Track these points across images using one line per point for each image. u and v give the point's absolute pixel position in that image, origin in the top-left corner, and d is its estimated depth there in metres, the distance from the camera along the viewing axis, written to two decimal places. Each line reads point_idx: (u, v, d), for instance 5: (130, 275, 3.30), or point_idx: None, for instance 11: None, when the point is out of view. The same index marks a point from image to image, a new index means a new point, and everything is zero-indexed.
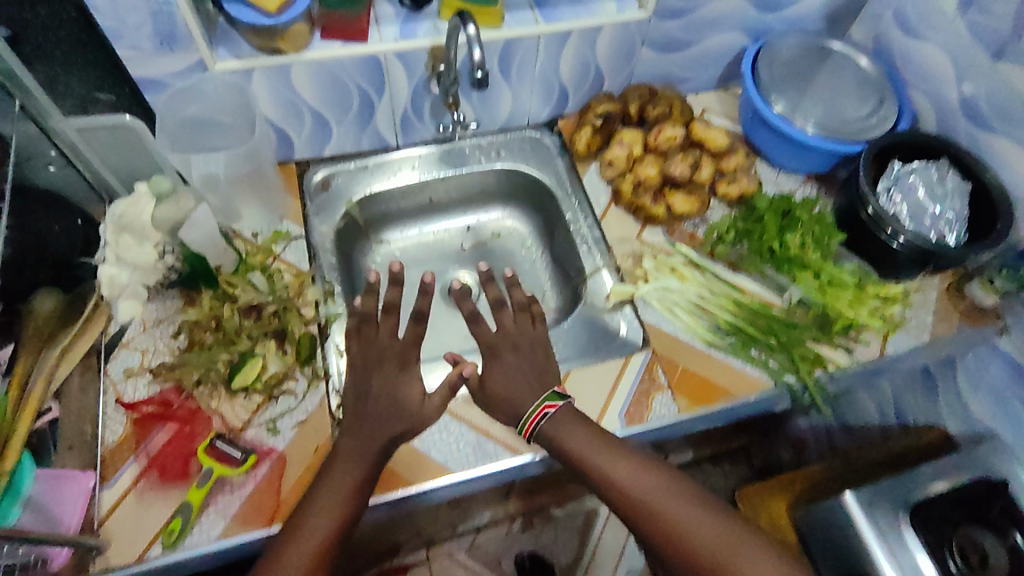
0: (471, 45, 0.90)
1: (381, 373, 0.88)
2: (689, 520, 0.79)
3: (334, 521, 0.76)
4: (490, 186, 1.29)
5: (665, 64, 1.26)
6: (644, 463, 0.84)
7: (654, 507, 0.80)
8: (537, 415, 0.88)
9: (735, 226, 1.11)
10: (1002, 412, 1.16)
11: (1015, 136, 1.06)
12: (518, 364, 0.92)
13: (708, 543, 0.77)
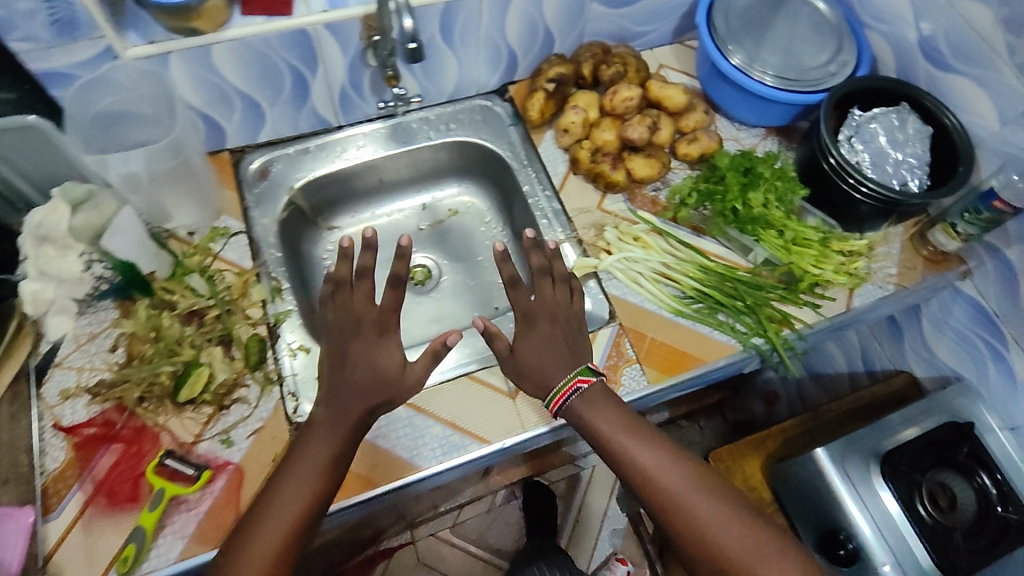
0: (402, 15, 0.83)
1: (358, 341, 0.82)
2: (714, 521, 0.78)
3: (302, 501, 0.75)
4: (443, 163, 1.23)
5: (617, 20, 1.20)
6: (673, 456, 0.83)
7: (679, 502, 0.79)
8: (567, 390, 0.86)
9: (698, 188, 1.06)
10: (965, 355, 1.18)
11: (973, 76, 1.03)
12: (545, 335, 0.89)
13: (730, 545, 0.77)
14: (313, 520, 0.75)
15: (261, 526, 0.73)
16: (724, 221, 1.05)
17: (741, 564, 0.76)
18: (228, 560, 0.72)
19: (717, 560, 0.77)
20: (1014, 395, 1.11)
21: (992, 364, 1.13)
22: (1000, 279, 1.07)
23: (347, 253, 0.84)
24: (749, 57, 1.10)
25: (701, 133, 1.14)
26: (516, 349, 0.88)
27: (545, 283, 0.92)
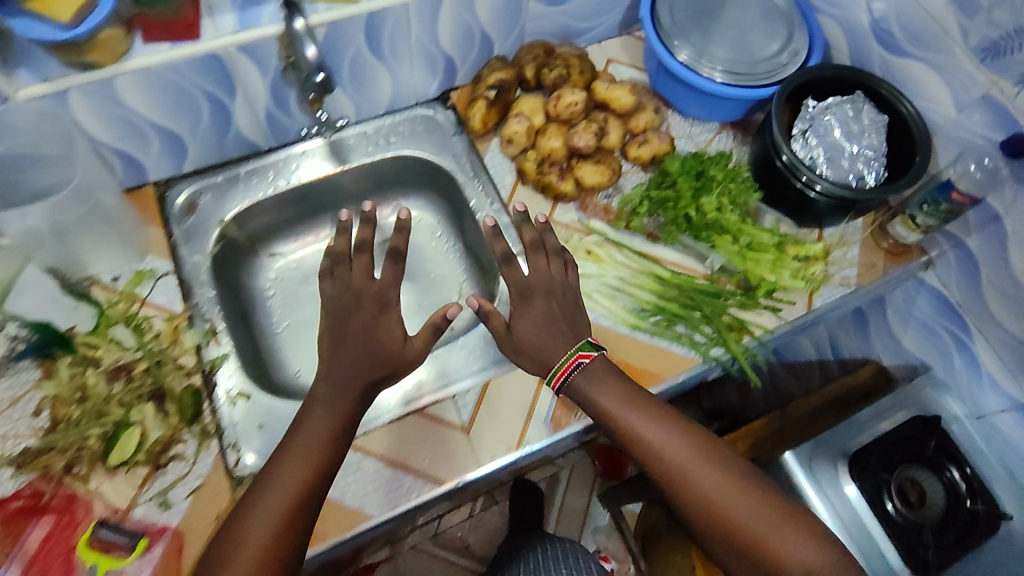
0: (304, 44, 0.81)
1: (358, 316, 0.85)
2: (720, 490, 0.79)
3: (300, 479, 0.74)
4: (385, 179, 1.16)
5: (558, 16, 1.14)
6: (679, 428, 0.83)
7: (687, 473, 0.80)
8: (568, 366, 0.87)
9: (650, 196, 1.01)
10: (929, 343, 1.18)
11: (926, 60, 0.98)
12: (539, 310, 0.89)
13: (737, 513, 0.78)
14: (312, 502, 0.74)
15: (260, 506, 0.72)
16: (677, 229, 1.01)
17: (748, 530, 0.77)
18: (226, 546, 0.70)
19: (725, 528, 0.78)
20: (978, 382, 1.12)
21: (956, 351, 1.14)
22: (962, 268, 1.06)
23: (346, 228, 0.90)
24: (696, 51, 1.05)
25: (651, 134, 1.09)
26: (513, 323, 0.89)
27: (539, 258, 0.93)
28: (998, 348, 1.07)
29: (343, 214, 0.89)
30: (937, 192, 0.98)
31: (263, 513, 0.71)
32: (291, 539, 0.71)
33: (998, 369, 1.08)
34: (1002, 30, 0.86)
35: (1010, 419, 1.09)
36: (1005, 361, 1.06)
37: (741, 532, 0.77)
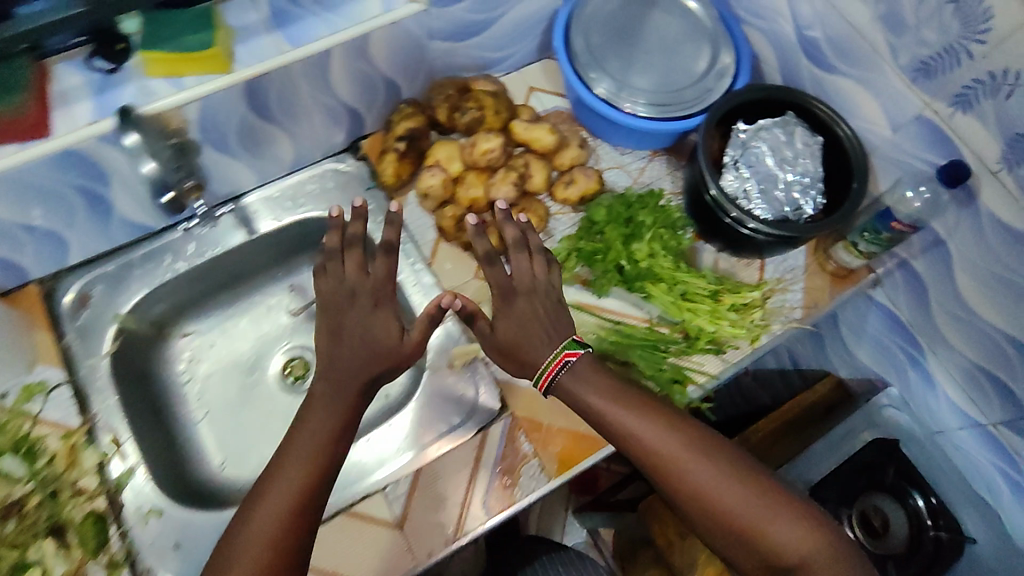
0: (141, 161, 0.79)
1: (354, 311, 0.81)
2: (717, 486, 0.74)
3: (298, 482, 0.71)
4: (296, 243, 1.08)
5: (469, 50, 1.05)
6: (670, 422, 0.77)
7: (679, 468, 0.75)
8: (556, 365, 0.81)
9: (578, 246, 0.94)
10: (883, 357, 1.15)
11: (858, 79, 0.92)
12: (520, 314, 0.83)
13: (734, 506, 0.73)
14: (315, 504, 0.71)
15: (262, 510, 0.70)
16: (609, 280, 0.94)
17: (749, 523, 0.72)
18: (229, 550, 0.69)
19: (723, 521, 0.73)
20: (934, 397, 1.09)
21: (910, 367, 1.11)
22: (910, 288, 1.02)
23: (337, 221, 0.85)
24: (617, 85, 0.99)
25: (577, 174, 1.02)
26: (495, 325, 0.84)
27: (522, 258, 0.86)
28: (950, 368, 1.04)
29: (335, 208, 0.83)
30: (879, 223, 0.93)
31: (264, 524, 0.69)
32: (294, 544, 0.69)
33: (953, 387, 1.05)
34: (932, 50, 0.80)
35: (970, 436, 1.05)
36: (958, 381, 1.03)
37: (739, 526, 0.72)
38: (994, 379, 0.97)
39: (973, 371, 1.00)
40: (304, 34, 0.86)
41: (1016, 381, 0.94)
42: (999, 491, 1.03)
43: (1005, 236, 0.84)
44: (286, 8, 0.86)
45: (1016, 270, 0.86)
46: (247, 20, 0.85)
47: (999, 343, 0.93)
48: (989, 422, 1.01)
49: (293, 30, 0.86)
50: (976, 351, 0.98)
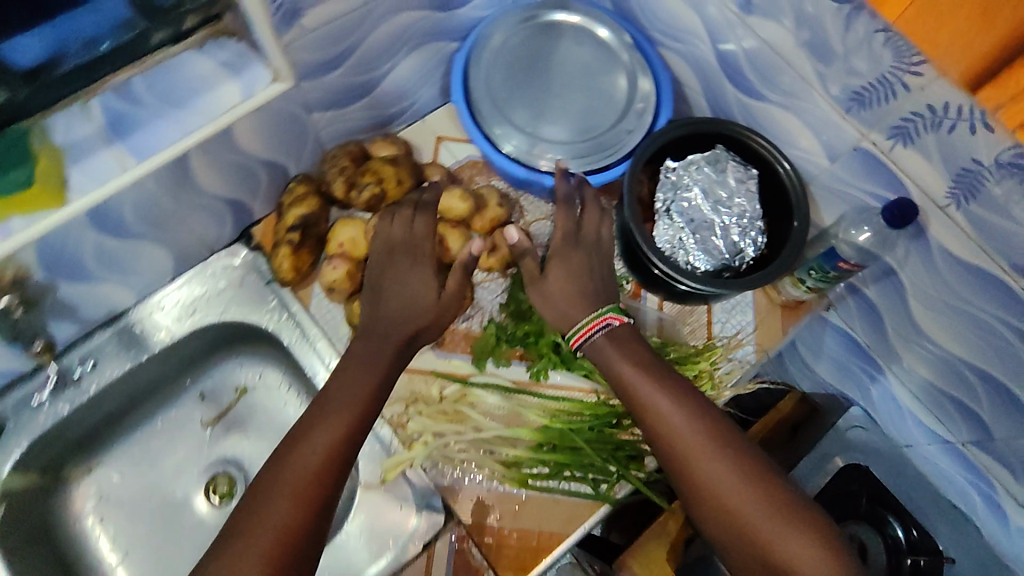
0: None
1: (392, 267, 0.79)
2: (732, 486, 0.66)
3: (334, 434, 0.67)
4: (198, 351, 0.97)
5: (359, 112, 0.92)
6: (696, 410, 0.70)
7: (696, 462, 0.68)
8: (594, 325, 0.76)
9: (508, 331, 0.87)
10: (843, 375, 1.10)
11: (789, 106, 0.83)
12: (575, 253, 0.80)
13: (750, 517, 0.65)
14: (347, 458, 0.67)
15: (296, 459, 0.65)
16: (547, 365, 0.86)
17: (754, 532, 0.65)
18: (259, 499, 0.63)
19: (735, 530, 0.66)
20: (898, 415, 1.05)
21: (872, 386, 1.07)
22: (864, 315, 0.97)
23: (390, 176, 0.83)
24: (530, 139, 0.90)
25: (499, 238, 0.92)
26: (546, 269, 0.80)
27: (587, 207, 0.83)
28: (912, 387, 1.00)
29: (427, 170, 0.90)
30: (824, 262, 0.87)
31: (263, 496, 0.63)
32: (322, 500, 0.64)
33: (917, 407, 1.01)
34: (864, 81, 0.72)
35: (937, 452, 1.02)
36: (920, 400, 1.00)
37: (750, 539, 0.65)
38: (957, 402, 0.94)
39: (936, 392, 0.97)
40: (153, 141, 0.72)
41: (980, 406, 0.91)
42: (973, 503, 1.01)
43: (958, 268, 0.78)
44: (123, 112, 0.72)
45: (975, 303, 0.80)
46: (78, 133, 0.71)
47: (960, 369, 0.90)
48: (958, 440, 0.98)
49: (138, 138, 0.72)
50: (939, 377, 0.94)
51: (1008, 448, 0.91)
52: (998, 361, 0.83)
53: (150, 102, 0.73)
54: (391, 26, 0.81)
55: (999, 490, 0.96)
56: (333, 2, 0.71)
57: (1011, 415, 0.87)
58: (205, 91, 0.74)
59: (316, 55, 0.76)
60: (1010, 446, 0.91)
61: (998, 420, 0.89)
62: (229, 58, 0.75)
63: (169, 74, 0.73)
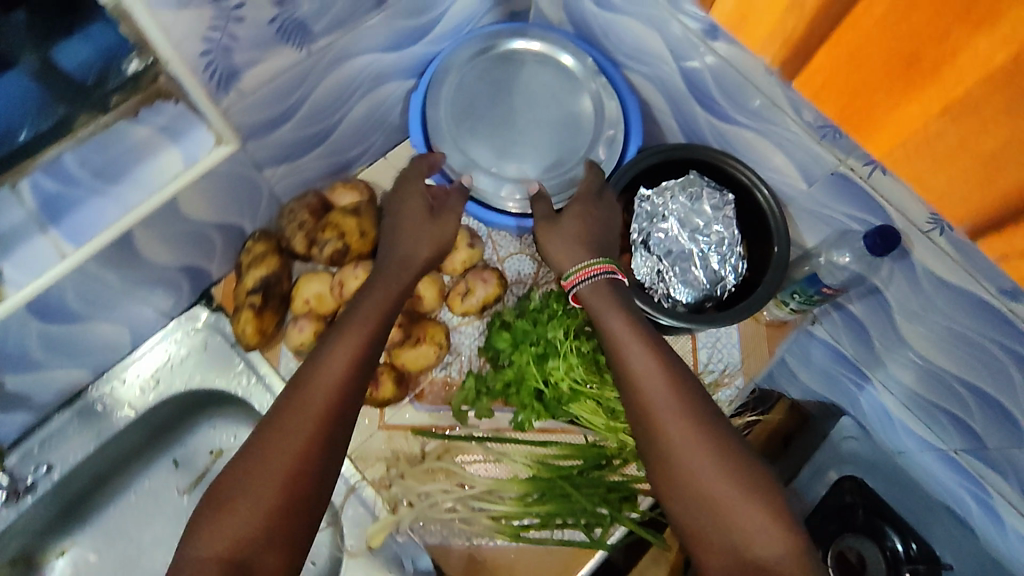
0: None
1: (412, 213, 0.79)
2: (691, 452, 0.62)
3: (339, 369, 0.65)
4: (167, 420, 0.93)
5: (316, 161, 0.88)
6: (670, 367, 0.67)
7: (664, 424, 0.64)
8: (599, 268, 0.75)
9: (486, 383, 0.83)
10: (831, 384, 1.08)
11: (761, 129, 0.79)
12: (586, 206, 0.80)
13: (711, 488, 0.61)
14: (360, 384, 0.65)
15: (305, 390, 0.63)
16: (530, 415, 0.83)
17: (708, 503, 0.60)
18: (271, 426, 0.61)
19: (693, 503, 0.61)
20: (889, 422, 1.03)
21: (861, 395, 1.04)
22: (851, 329, 0.95)
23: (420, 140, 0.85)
24: (496, 180, 0.87)
25: (472, 281, 0.88)
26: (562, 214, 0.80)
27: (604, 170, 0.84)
28: (898, 396, 0.98)
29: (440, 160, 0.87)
30: (806, 287, 0.86)
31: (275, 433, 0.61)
32: (335, 428, 0.62)
33: (907, 416, 0.98)
34: None
35: (931, 458, 0.99)
36: (910, 409, 0.97)
37: (707, 512, 0.60)
38: (948, 412, 0.91)
39: (926, 403, 0.93)
40: (92, 221, 0.67)
41: (971, 416, 0.87)
42: (969, 508, 0.97)
43: (944, 291, 0.75)
44: (55, 192, 0.65)
45: (963, 322, 0.77)
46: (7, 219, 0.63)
47: (949, 383, 0.86)
48: (950, 449, 0.95)
49: (74, 220, 0.66)
50: (929, 390, 0.91)
51: (1002, 458, 0.86)
52: (988, 377, 0.79)
53: (87, 176, 0.66)
54: (340, 73, 0.76)
55: (996, 498, 0.91)
56: (273, 60, 0.66)
57: (1003, 428, 0.82)
58: (144, 161, 0.68)
59: (259, 114, 0.71)
60: (1005, 456, 0.86)
61: (990, 431, 0.85)
62: (167, 122, 0.68)
63: (102, 147, 0.66)
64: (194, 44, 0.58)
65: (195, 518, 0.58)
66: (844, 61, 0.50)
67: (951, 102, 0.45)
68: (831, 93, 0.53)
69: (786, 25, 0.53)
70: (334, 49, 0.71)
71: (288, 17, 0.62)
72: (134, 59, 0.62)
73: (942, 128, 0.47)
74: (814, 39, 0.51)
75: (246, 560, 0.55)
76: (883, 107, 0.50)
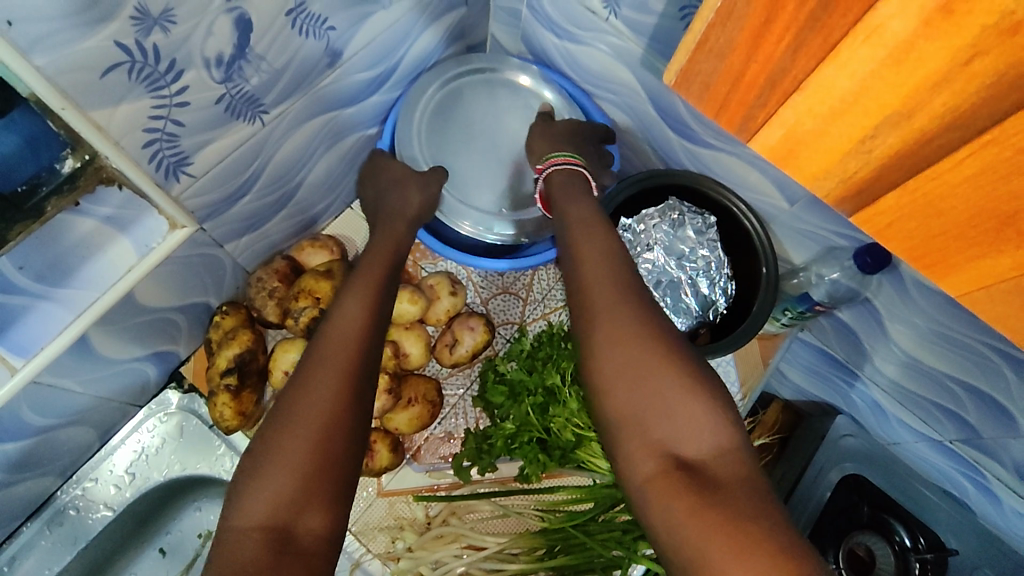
0: None
1: (393, 169, 0.79)
2: (623, 330, 0.54)
3: (355, 320, 0.59)
4: (146, 515, 0.86)
5: (278, 224, 0.82)
6: (613, 248, 0.61)
7: (600, 307, 0.56)
8: (556, 162, 0.74)
9: (486, 441, 0.79)
10: (820, 383, 0.98)
11: (735, 152, 0.75)
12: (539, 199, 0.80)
13: (661, 387, 0.52)
14: (381, 331, 0.61)
15: (322, 344, 0.57)
16: (537, 468, 0.77)
17: (644, 387, 0.52)
18: (293, 394, 0.54)
19: (636, 416, 0.52)
20: (884, 417, 0.91)
21: (853, 392, 0.93)
22: (841, 333, 0.87)
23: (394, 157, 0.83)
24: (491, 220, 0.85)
25: (458, 330, 0.84)
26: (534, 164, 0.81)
27: None
28: (887, 389, 0.86)
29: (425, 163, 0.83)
30: (796, 304, 0.85)
31: (314, 386, 0.54)
32: (361, 384, 0.56)
33: (901, 412, 0.87)
34: None
35: (926, 448, 0.87)
36: (904, 406, 0.85)
37: (648, 417, 0.52)
38: (942, 407, 0.79)
39: (918, 399, 0.82)
40: (39, 331, 0.61)
41: (964, 409, 0.76)
42: (964, 488, 0.86)
43: (934, 299, 0.69)
44: None
45: (946, 322, 0.70)
46: None
47: (941, 380, 0.76)
48: (946, 439, 0.82)
49: (14, 334, 0.59)
50: (917, 385, 0.81)
51: (999, 446, 0.75)
52: (979, 374, 0.71)
53: (30, 287, 0.57)
54: (297, 137, 0.71)
55: (993, 482, 0.80)
56: (225, 138, 0.61)
57: (996, 418, 0.73)
58: (92, 257, 0.61)
59: (212, 195, 0.65)
60: (1002, 446, 0.75)
61: (986, 422, 0.74)
62: (115, 210, 0.60)
63: (42, 245, 0.56)
64: (135, 136, 0.52)
65: (231, 490, 0.51)
66: (919, 215, 0.34)
67: (1010, 273, 0.33)
68: (903, 229, 0.35)
69: (850, 173, 0.36)
70: (290, 114, 0.67)
71: (237, 93, 0.58)
72: (66, 159, 0.53)
73: (1016, 286, 0.33)
74: (886, 188, 0.35)
75: (290, 523, 0.49)
76: (957, 248, 0.34)
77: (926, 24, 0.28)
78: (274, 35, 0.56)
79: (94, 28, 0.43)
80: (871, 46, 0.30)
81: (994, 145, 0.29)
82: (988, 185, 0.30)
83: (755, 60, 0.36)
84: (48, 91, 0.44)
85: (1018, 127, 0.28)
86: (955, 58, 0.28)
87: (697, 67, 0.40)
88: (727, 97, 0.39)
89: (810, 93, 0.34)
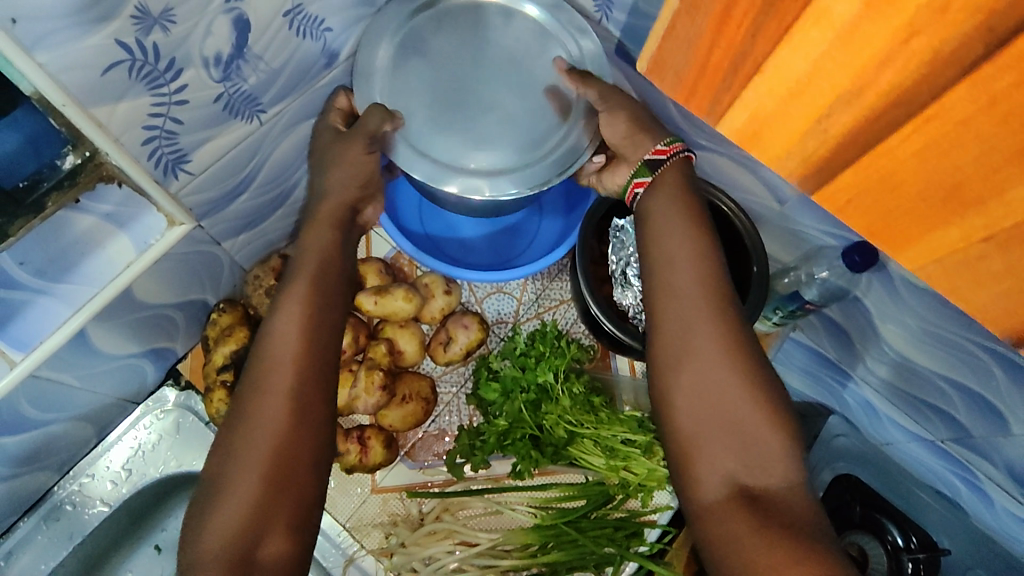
0: None
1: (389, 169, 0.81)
2: (701, 346, 0.54)
3: (297, 335, 0.56)
4: (142, 512, 0.87)
5: (277, 222, 0.83)
6: (695, 249, 0.58)
7: (676, 320, 0.56)
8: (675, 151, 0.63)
9: (479, 438, 0.79)
10: (814, 383, 1.00)
11: (726, 153, 0.77)
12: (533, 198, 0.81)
13: (735, 402, 0.53)
14: (325, 340, 0.58)
15: (263, 368, 0.55)
16: (530, 464, 0.77)
17: (719, 404, 0.53)
18: (239, 421, 0.54)
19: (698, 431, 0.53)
20: (876, 417, 0.92)
21: (846, 393, 0.94)
22: (831, 331, 0.89)
23: None
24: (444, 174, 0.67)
25: (453, 329, 0.86)
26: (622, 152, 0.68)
27: None
28: (878, 388, 0.87)
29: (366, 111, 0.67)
30: (786, 303, 0.87)
31: (264, 414, 0.53)
32: (310, 405, 0.55)
33: (893, 411, 0.87)
34: None
35: (919, 449, 0.88)
36: (895, 404, 0.86)
37: (712, 434, 0.53)
38: (932, 406, 0.80)
39: (908, 397, 0.83)
40: (38, 326, 0.61)
41: (954, 408, 0.77)
42: (957, 488, 0.86)
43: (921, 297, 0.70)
44: None
45: (934, 320, 0.71)
46: None
47: (931, 378, 0.77)
48: (937, 439, 0.83)
49: (11, 327, 0.60)
50: (907, 384, 0.82)
51: (989, 445, 0.75)
52: (968, 372, 0.71)
53: (26, 283, 0.58)
54: (295, 137, 0.73)
55: (983, 481, 0.80)
56: (223, 137, 0.62)
57: (985, 417, 0.73)
58: (91, 253, 0.62)
59: (211, 192, 0.67)
60: (991, 444, 0.75)
61: (976, 421, 0.75)
62: (114, 208, 0.61)
63: (41, 241, 0.57)
64: (134, 133, 0.53)
65: (194, 509, 0.52)
66: (876, 187, 0.38)
67: (958, 243, 0.38)
68: (863, 202, 0.40)
69: (808, 150, 0.40)
70: (288, 113, 0.69)
71: (234, 92, 0.59)
72: (67, 155, 0.54)
73: (966, 257, 0.38)
74: (842, 162, 0.39)
75: (251, 548, 0.50)
76: (910, 220, 0.39)
77: (867, 8, 0.31)
78: (273, 35, 0.58)
79: (96, 27, 0.44)
80: (822, 28, 0.33)
81: (935, 119, 0.32)
82: (934, 156, 0.34)
83: (718, 46, 0.40)
84: (51, 88, 0.46)
85: (956, 104, 0.31)
86: (896, 38, 0.31)
87: (668, 53, 0.44)
88: (696, 83, 0.44)
89: (768, 76, 0.38)
